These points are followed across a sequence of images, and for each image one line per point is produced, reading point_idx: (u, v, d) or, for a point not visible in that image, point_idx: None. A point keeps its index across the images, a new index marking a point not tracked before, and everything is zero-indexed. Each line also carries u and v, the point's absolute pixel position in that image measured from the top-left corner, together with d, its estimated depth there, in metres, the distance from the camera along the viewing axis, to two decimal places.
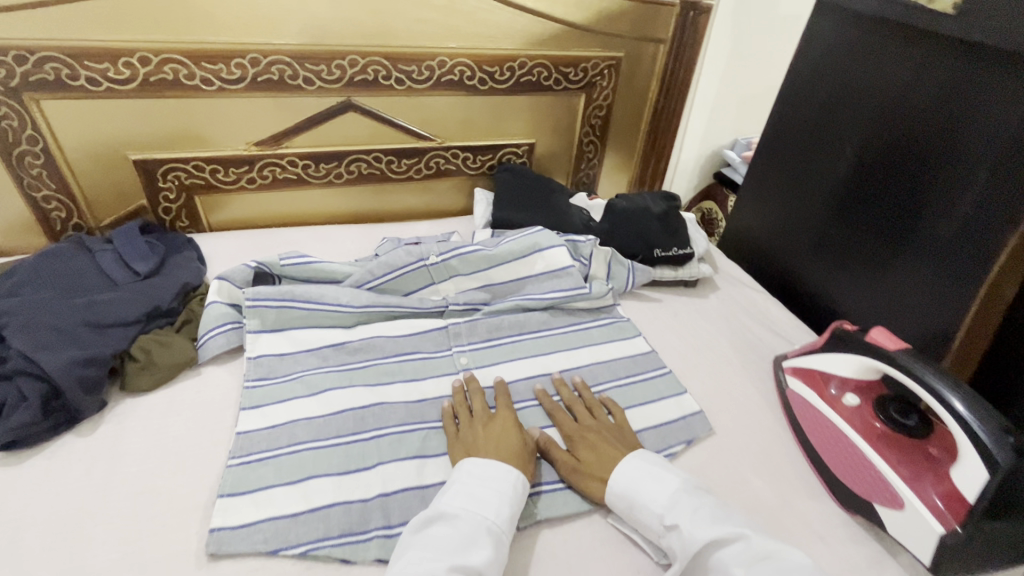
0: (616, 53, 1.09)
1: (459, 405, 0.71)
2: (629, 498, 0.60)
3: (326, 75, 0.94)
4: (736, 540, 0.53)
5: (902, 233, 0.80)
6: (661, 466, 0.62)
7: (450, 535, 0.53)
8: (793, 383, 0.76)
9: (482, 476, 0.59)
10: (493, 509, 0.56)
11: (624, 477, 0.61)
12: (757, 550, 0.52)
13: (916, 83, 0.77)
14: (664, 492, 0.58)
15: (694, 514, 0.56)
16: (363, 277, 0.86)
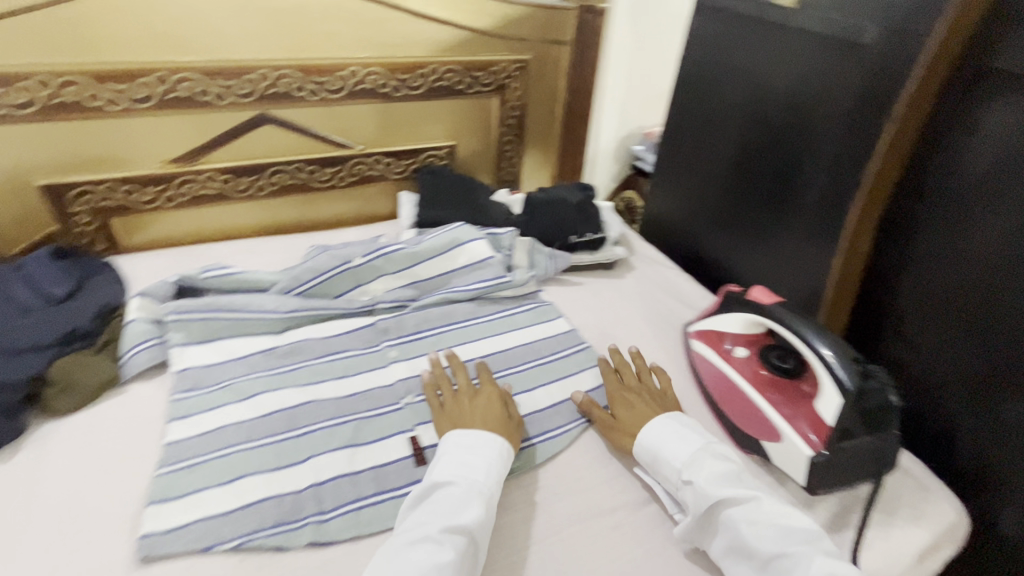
0: (523, 56, 1.16)
1: (441, 379, 0.76)
2: (653, 454, 0.66)
3: (237, 90, 0.95)
4: (747, 501, 0.59)
5: (782, 202, 0.89)
6: (688, 427, 0.68)
7: (448, 495, 0.59)
8: (695, 344, 0.83)
9: (469, 445, 0.64)
10: (482, 472, 0.62)
11: (654, 437, 0.67)
12: (766, 510, 0.58)
13: (777, 69, 0.87)
14: (688, 453, 0.64)
15: (710, 474, 0.62)
16: (289, 284, 0.89)
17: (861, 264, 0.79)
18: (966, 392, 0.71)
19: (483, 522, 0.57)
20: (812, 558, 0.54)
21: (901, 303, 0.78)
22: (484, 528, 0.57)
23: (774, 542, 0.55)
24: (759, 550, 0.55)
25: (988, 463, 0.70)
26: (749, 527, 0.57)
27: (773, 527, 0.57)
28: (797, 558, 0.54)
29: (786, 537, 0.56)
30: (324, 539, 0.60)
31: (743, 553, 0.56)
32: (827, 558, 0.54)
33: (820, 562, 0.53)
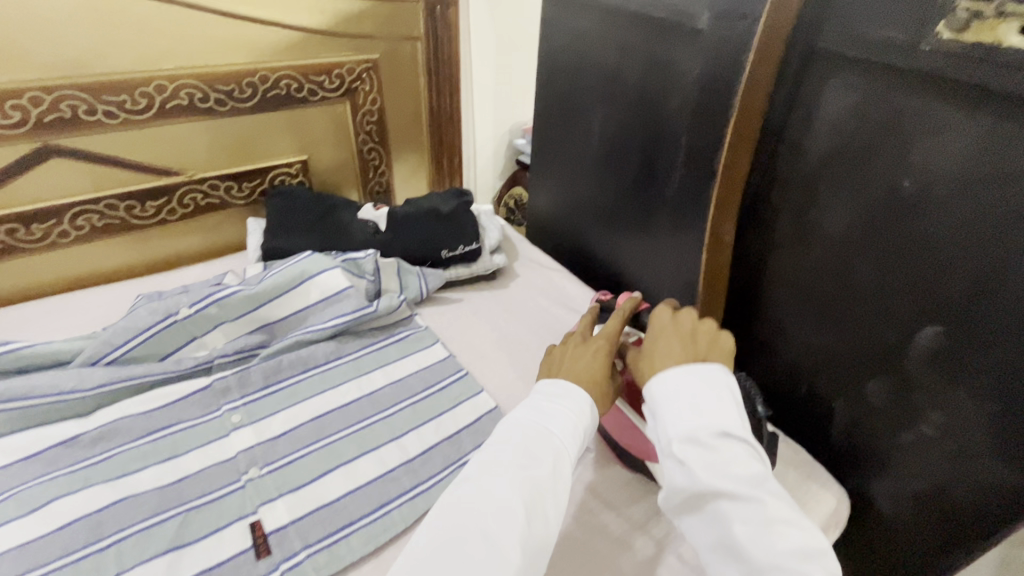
0: (370, 55, 1.04)
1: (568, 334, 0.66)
2: (657, 406, 0.50)
3: (0, 120, 0.77)
4: (749, 501, 0.43)
5: (650, 196, 0.85)
6: (711, 388, 0.49)
7: (523, 445, 0.50)
8: None
9: (558, 395, 0.55)
10: (567, 428, 0.52)
11: (667, 390, 0.50)
12: (772, 515, 0.43)
13: (627, 57, 0.82)
14: (691, 419, 0.47)
15: (713, 454, 0.45)
16: (98, 351, 0.74)
17: (727, 257, 0.76)
18: (841, 375, 0.70)
19: (557, 480, 0.49)
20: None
21: (770, 293, 0.76)
22: (557, 487, 0.48)
23: (772, 553, 0.42)
24: (751, 560, 0.42)
25: (863, 446, 0.70)
26: (745, 529, 0.43)
27: (782, 541, 0.42)
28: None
29: (787, 554, 0.42)
30: None
31: (730, 556, 0.44)
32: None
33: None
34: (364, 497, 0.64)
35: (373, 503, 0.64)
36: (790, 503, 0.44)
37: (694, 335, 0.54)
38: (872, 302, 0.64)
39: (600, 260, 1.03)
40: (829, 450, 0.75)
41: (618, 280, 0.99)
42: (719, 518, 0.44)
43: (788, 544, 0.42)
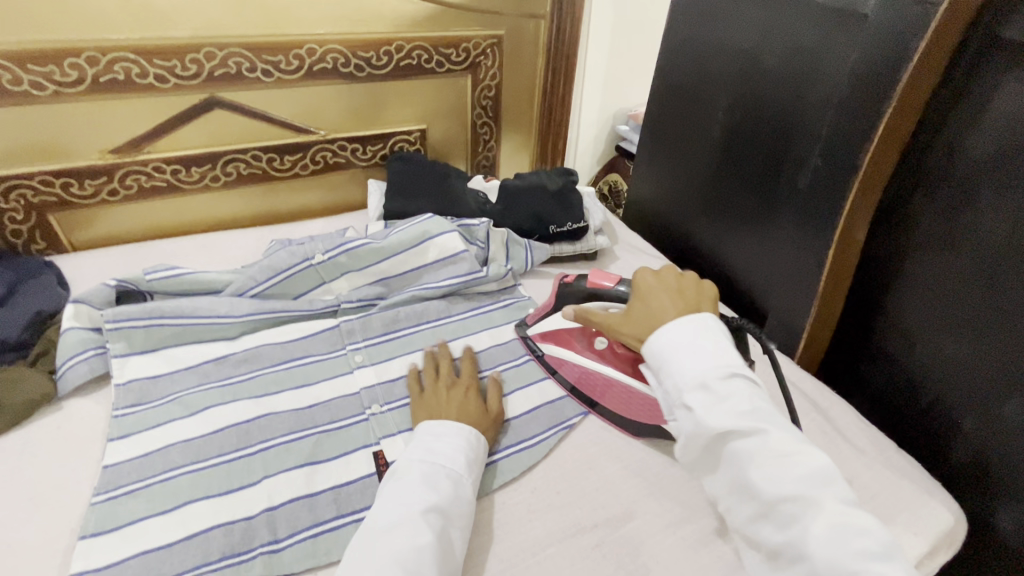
0: (496, 31, 1.08)
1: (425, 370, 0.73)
2: (663, 364, 0.54)
3: (180, 71, 0.87)
4: (753, 435, 0.48)
5: (773, 190, 0.83)
6: (713, 340, 0.53)
7: (420, 480, 0.56)
8: (546, 348, 0.80)
9: (435, 434, 0.62)
10: (451, 457, 0.60)
11: (670, 346, 0.54)
12: (776, 448, 0.47)
13: (765, 45, 0.80)
14: (696, 370, 0.51)
15: (720, 398, 0.49)
16: (245, 284, 0.82)
17: (855, 256, 0.75)
18: (973, 393, 0.67)
19: (455, 503, 0.56)
20: (823, 508, 0.44)
21: (898, 297, 0.74)
22: (456, 509, 0.56)
23: (781, 485, 0.46)
24: (764, 493, 0.46)
25: (993, 467, 0.66)
26: (755, 465, 0.47)
27: (788, 469, 0.46)
28: (805, 504, 0.44)
29: (797, 481, 0.45)
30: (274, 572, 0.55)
31: (745, 493, 0.48)
32: (840, 506, 0.44)
33: (830, 515, 0.44)
34: None
35: None
36: (791, 436, 0.48)
37: (680, 290, 0.59)
38: (1017, 315, 0.60)
39: (703, 251, 1.01)
40: (952, 471, 0.72)
41: (722, 273, 0.98)
42: (732, 457, 0.48)
43: (797, 471, 0.46)
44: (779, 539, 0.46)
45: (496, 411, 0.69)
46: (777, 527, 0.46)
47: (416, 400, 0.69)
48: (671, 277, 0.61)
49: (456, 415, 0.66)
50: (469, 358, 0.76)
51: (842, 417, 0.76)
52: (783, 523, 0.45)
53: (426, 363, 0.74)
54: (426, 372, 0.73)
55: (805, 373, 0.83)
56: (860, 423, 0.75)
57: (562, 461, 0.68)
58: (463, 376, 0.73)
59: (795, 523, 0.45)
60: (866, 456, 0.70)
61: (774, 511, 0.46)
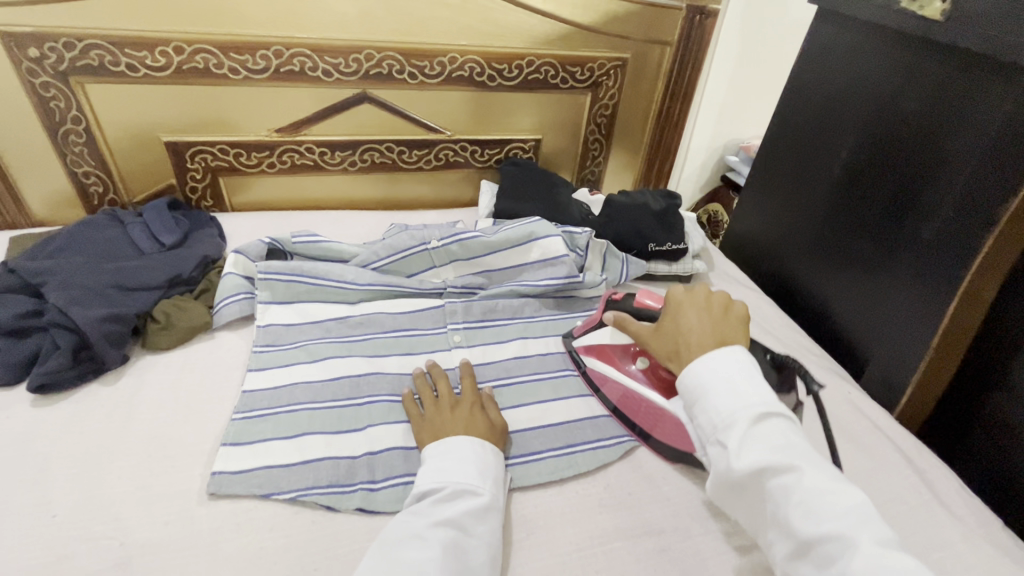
0: (622, 54, 1.13)
1: (424, 389, 0.72)
2: (698, 398, 0.58)
3: (343, 68, 1.00)
4: (790, 472, 0.50)
5: (892, 236, 0.81)
6: (745, 372, 0.57)
7: (434, 500, 0.57)
8: (589, 361, 0.81)
9: (442, 451, 0.62)
10: (466, 473, 0.60)
11: (701, 377, 0.58)
12: (810, 486, 0.49)
13: (907, 89, 0.78)
14: (731, 408, 0.55)
15: (754, 437, 0.53)
16: (368, 258, 0.92)
17: (978, 315, 0.73)
18: None
19: (471, 516, 0.56)
20: (859, 546, 0.45)
21: None
22: (472, 524, 0.56)
23: (816, 522, 0.47)
24: (799, 531, 0.48)
25: None
26: (792, 501, 0.49)
27: (815, 505, 0.48)
28: (841, 545, 0.46)
29: (830, 518, 0.47)
30: (370, 507, 0.62)
31: (782, 530, 0.50)
32: (877, 548, 0.45)
33: (868, 554, 0.44)
34: (554, 435, 0.72)
35: (561, 441, 0.72)
36: (825, 475, 0.50)
37: (711, 308, 0.65)
38: None
39: (801, 291, 1.00)
40: None
41: (820, 315, 0.96)
42: (770, 493, 0.51)
43: (832, 509, 0.48)
44: None
45: (500, 424, 0.69)
46: (815, 566, 0.47)
47: (417, 424, 0.68)
48: (701, 294, 0.67)
49: (462, 429, 0.65)
50: (468, 375, 0.75)
51: (941, 480, 0.71)
52: (821, 563, 0.47)
53: (420, 381, 0.73)
54: (422, 393, 0.71)
55: (904, 429, 0.79)
56: (961, 490, 0.71)
57: (634, 465, 0.71)
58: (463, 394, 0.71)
59: (832, 561, 0.46)
60: (964, 525, 0.66)
61: (813, 550, 0.47)
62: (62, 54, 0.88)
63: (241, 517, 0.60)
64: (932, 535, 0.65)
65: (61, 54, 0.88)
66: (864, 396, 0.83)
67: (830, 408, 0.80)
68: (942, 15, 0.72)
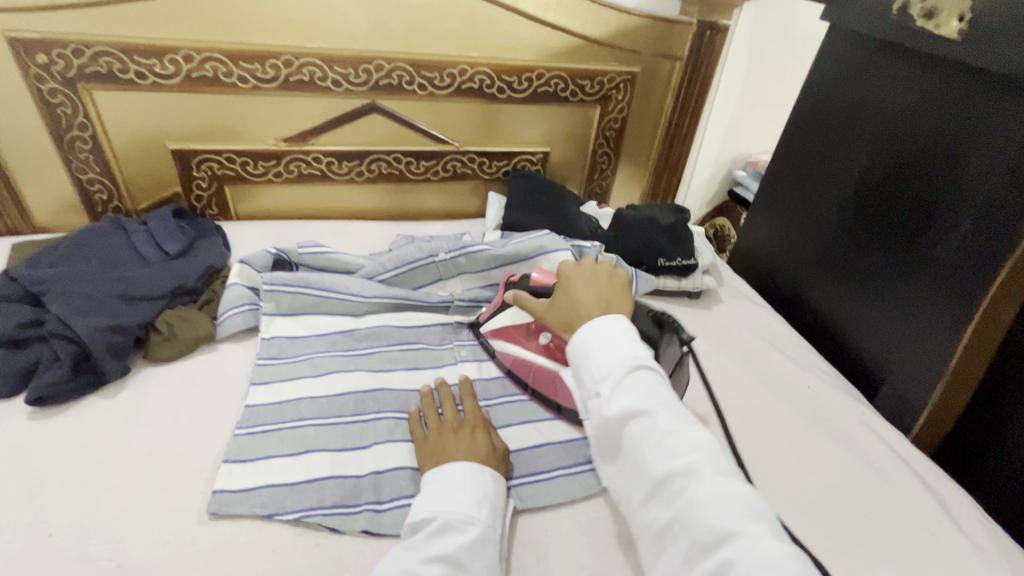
0: (632, 68, 1.13)
1: (428, 410, 0.70)
2: (581, 357, 0.60)
3: (353, 78, 0.99)
4: (645, 416, 0.53)
5: (905, 255, 0.80)
6: (626, 335, 0.59)
7: (427, 532, 0.55)
8: (495, 344, 0.82)
9: (439, 479, 0.60)
10: (462, 502, 0.57)
11: (588, 337, 0.60)
12: (664, 428, 0.52)
13: (921, 107, 0.78)
14: (608, 363, 0.57)
15: (625, 386, 0.56)
16: (375, 270, 0.90)
17: (996, 337, 0.72)
18: None
19: (467, 550, 0.53)
20: (702, 478, 0.48)
21: None
22: (468, 558, 0.53)
23: (668, 460, 0.50)
24: (653, 472, 0.51)
25: None
26: (649, 444, 0.52)
27: (670, 445, 0.51)
28: (687, 478, 0.49)
29: (680, 456, 0.50)
30: (376, 529, 0.60)
31: (639, 473, 0.52)
32: (716, 478, 0.48)
33: (709, 487, 0.48)
34: (563, 454, 0.71)
35: (570, 461, 0.70)
36: (675, 418, 0.53)
37: (597, 278, 0.68)
38: None
39: (813, 309, 0.98)
40: None
41: (832, 333, 0.94)
42: (631, 437, 0.54)
43: (683, 448, 0.51)
44: (666, 515, 0.49)
45: (502, 449, 0.66)
46: (665, 503, 0.50)
47: (420, 448, 0.66)
48: (587, 267, 0.69)
49: (463, 454, 0.63)
50: (470, 394, 0.72)
51: (959, 506, 0.70)
52: (668, 498, 0.49)
53: (426, 403, 0.71)
54: (427, 414, 0.69)
55: (920, 453, 0.77)
56: (981, 518, 0.69)
57: None
58: (466, 415, 0.69)
59: (677, 496, 0.49)
60: (985, 554, 0.64)
61: (665, 487, 0.50)
62: (70, 60, 0.87)
63: (243, 539, 0.58)
64: (952, 564, 0.63)
65: (69, 61, 0.87)
66: (878, 417, 0.82)
67: (842, 429, 0.79)
68: (960, 35, 0.71)
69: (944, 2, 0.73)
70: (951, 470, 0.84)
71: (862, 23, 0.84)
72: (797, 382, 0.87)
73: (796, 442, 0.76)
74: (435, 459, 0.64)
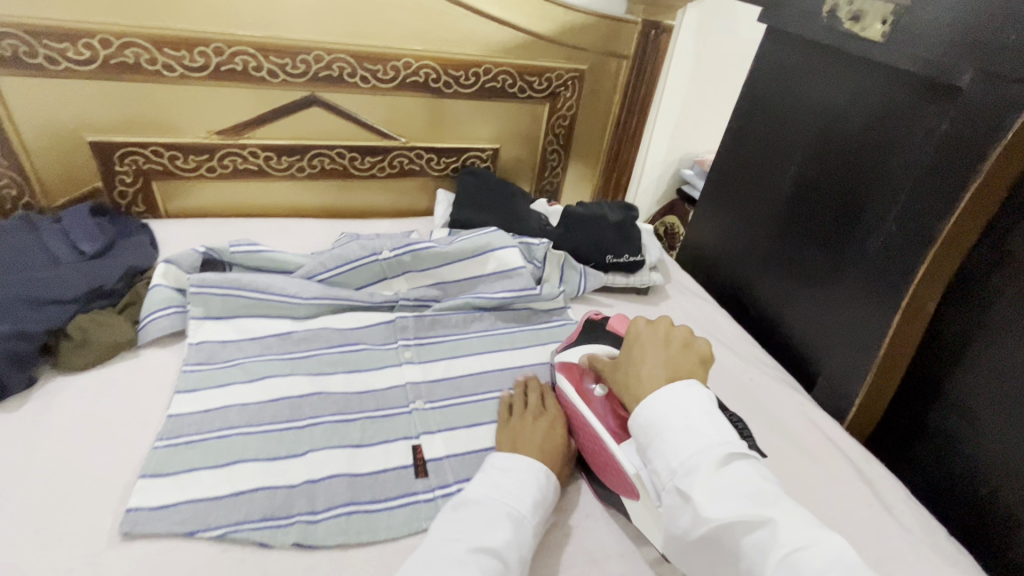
0: (579, 65, 1.13)
1: (515, 397, 0.72)
2: (654, 443, 0.54)
3: (290, 69, 0.95)
4: (761, 525, 0.46)
5: (841, 249, 0.83)
6: (704, 413, 0.53)
7: (475, 522, 0.54)
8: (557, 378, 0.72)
9: (504, 467, 0.60)
10: (518, 497, 0.57)
11: (658, 419, 0.54)
12: (784, 539, 0.45)
13: (853, 107, 0.81)
14: (692, 452, 0.51)
15: (718, 484, 0.49)
16: (315, 269, 0.86)
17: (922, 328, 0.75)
18: None
19: (512, 548, 0.52)
20: None
21: (968, 379, 0.72)
22: (511, 556, 0.52)
23: None
24: None
25: None
26: (768, 557, 0.45)
27: (795, 555, 0.44)
28: None
29: (816, 569, 0.43)
30: (310, 541, 0.57)
31: None
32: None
33: None
34: None
35: None
36: (799, 521, 0.46)
37: (669, 342, 0.62)
38: None
39: (756, 303, 1.01)
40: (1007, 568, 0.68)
41: (773, 326, 0.97)
42: (743, 551, 0.46)
43: (817, 562, 0.43)
44: None
45: (571, 450, 0.67)
46: None
47: (501, 426, 0.69)
48: (661, 329, 0.64)
49: (539, 444, 0.64)
50: (553, 394, 0.73)
51: (889, 491, 0.73)
52: None
53: (517, 390, 0.74)
54: (516, 400, 0.72)
55: (853, 440, 0.80)
56: (908, 500, 0.72)
57: None
58: (549, 408, 0.70)
59: None
60: (914, 536, 0.67)
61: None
62: None
63: (160, 559, 0.54)
64: (883, 546, 0.65)
65: None
66: (815, 408, 0.85)
67: (783, 421, 0.81)
68: (884, 37, 0.74)
69: (869, 5, 0.76)
70: (881, 455, 0.87)
71: (795, 25, 0.87)
72: (740, 376, 0.88)
73: None
74: (511, 441, 0.65)
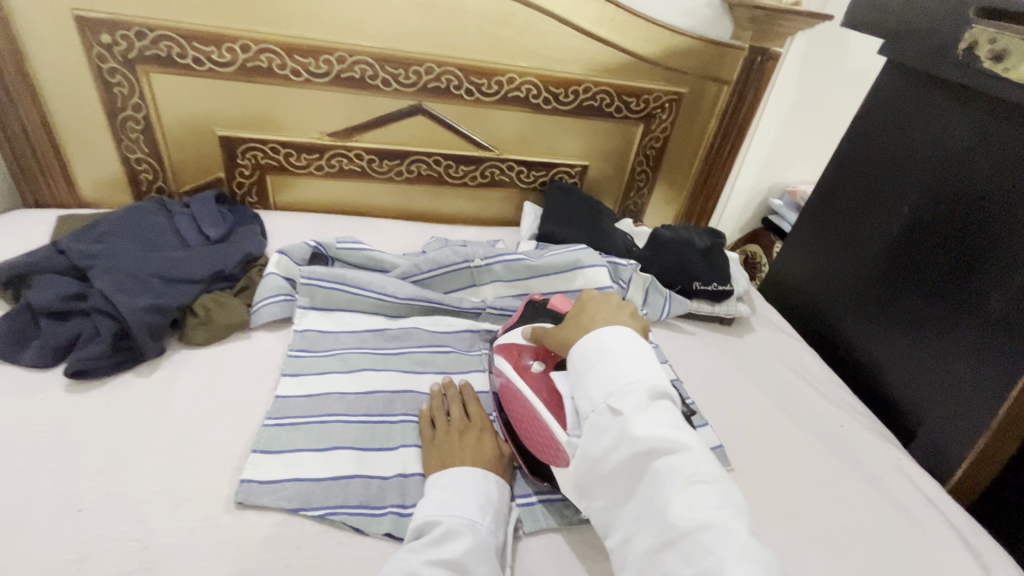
0: (679, 88, 1.12)
1: (436, 410, 0.70)
2: (595, 370, 0.57)
3: (403, 79, 1.00)
4: (678, 453, 0.50)
5: (957, 300, 0.78)
6: (645, 351, 0.58)
7: (434, 535, 0.54)
8: (495, 359, 0.73)
9: (443, 484, 0.60)
10: (465, 505, 0.58)
11: (603, 348, 0.58)
12: (698, 470, 0.49)
13: (987, 153, 0.76)
14: (630, 378, 0.55)
15: (646, 407, 0.53)
16: (410, 270, 0.90)
17: None
18: None
19: (472, 555, 0.53)
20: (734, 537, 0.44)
21: None
22: (472, 561, 0.53)
23: (695, 512, 0.46)
24: (674, 520, 0.46)
25: None
26: (674, 480, 0.48)
27: (699, 488, 0.48)
28: (716, 531, 0.45)
29: (712, 508, 0.46)
30: (401, 534, 0.59)
31: (653, 518, 0.48)
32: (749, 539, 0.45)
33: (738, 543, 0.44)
34: None
35: None
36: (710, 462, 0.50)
37: (620, 306, 0.65)
38: None
39: (849, 347, 0.96)
40: None
41: (866, 373, 0.92)
42: (653, 475, 0.50)
43: (715, 501, 0.47)
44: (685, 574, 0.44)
45: (506, 454, 0.67)
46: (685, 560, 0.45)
47: (427, 445, 0.66)
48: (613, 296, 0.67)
49: (470, 457, 0.63)
50: (474, 398, 0.72)
51: (999, 565, 0.67)
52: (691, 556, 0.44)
53: (434, 403, 0.71)
54: (436, 413, 0.69)
55: (956, 503, 0.75)
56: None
57: None
58: (474, 417, 0.69)
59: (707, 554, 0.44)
60: None
61: (681, 541, 0.46)
62: (132, 42, 0.89)
63: (269, 531, 0.58)
64: None
65: (131, 43, 0.89)
66: (913, 463, 0.80)
67: (876, 473, 0.77)
68: None
69: (1015, 44, 0.70)
70: None
71: (923, 61, 0.82)
72: (830, 422, 0.84)
73: (823, 479, 0.75)
74: (438, 459, 0.64)
